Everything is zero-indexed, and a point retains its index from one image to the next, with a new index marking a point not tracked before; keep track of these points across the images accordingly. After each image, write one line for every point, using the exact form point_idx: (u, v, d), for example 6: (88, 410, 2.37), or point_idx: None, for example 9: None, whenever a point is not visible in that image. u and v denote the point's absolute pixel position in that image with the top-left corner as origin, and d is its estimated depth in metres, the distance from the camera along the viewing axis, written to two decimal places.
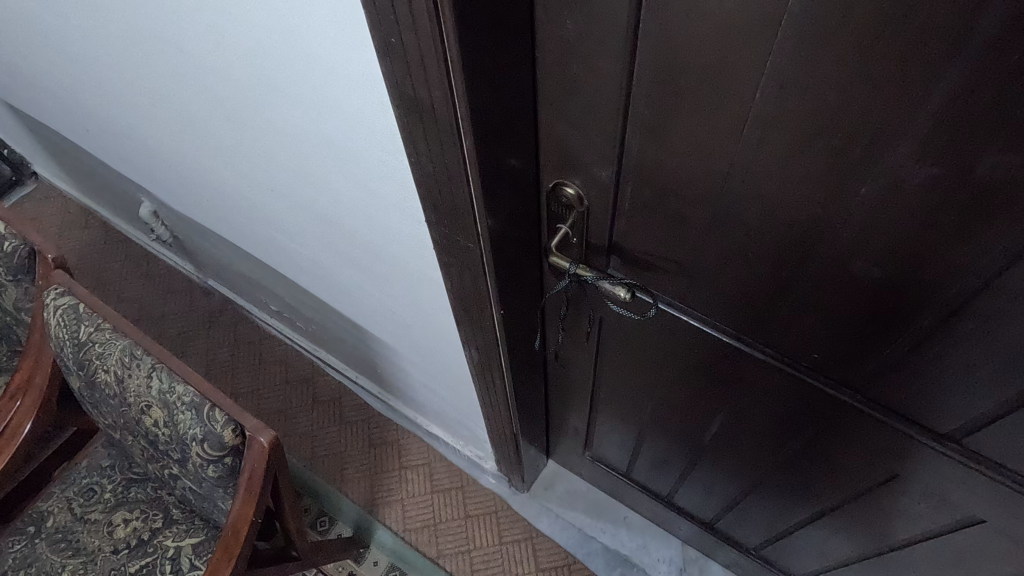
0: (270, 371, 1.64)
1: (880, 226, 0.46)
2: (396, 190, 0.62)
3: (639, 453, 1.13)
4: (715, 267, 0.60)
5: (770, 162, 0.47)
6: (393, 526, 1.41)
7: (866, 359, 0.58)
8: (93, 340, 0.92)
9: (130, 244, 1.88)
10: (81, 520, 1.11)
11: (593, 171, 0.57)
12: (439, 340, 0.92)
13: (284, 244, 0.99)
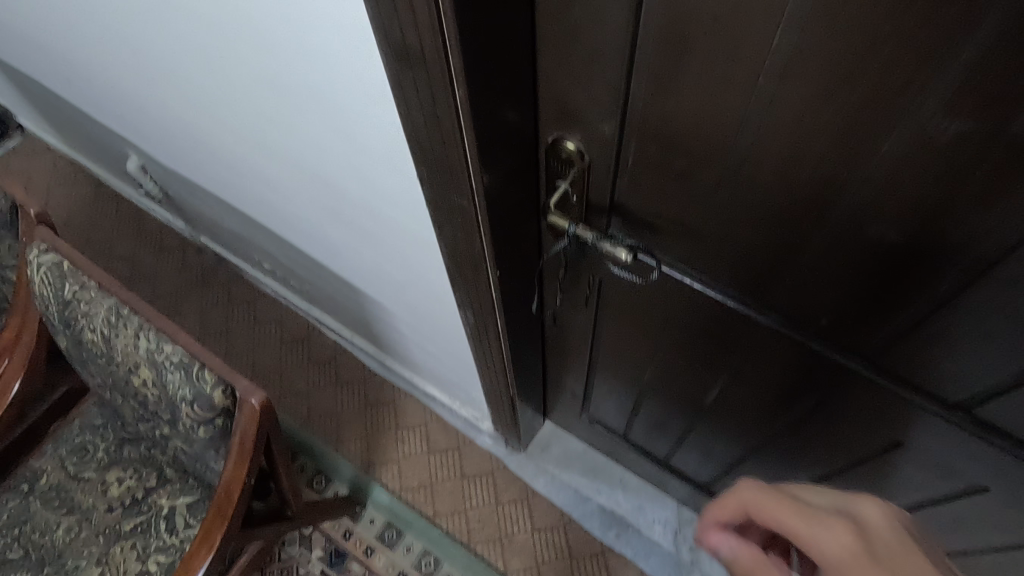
0: (265, 330, 1.62)
1: (899, 186, 0.43)
2: (386, 144, 0.59)
3: (636, 415, 1.12)
4: (722, 228, 0.57)
5: (784, 117, 0.44)
6: (389, 486, 1.42)
7: (877, 325, 0.56)
8: (78, 299, 0.90)
9: (120, 200, 1.84)
10: (75, 478, 1.11)
11: (594, 125, 0.53)
12: (433, 300, 0.90)
13: (273, 200, 0.96)
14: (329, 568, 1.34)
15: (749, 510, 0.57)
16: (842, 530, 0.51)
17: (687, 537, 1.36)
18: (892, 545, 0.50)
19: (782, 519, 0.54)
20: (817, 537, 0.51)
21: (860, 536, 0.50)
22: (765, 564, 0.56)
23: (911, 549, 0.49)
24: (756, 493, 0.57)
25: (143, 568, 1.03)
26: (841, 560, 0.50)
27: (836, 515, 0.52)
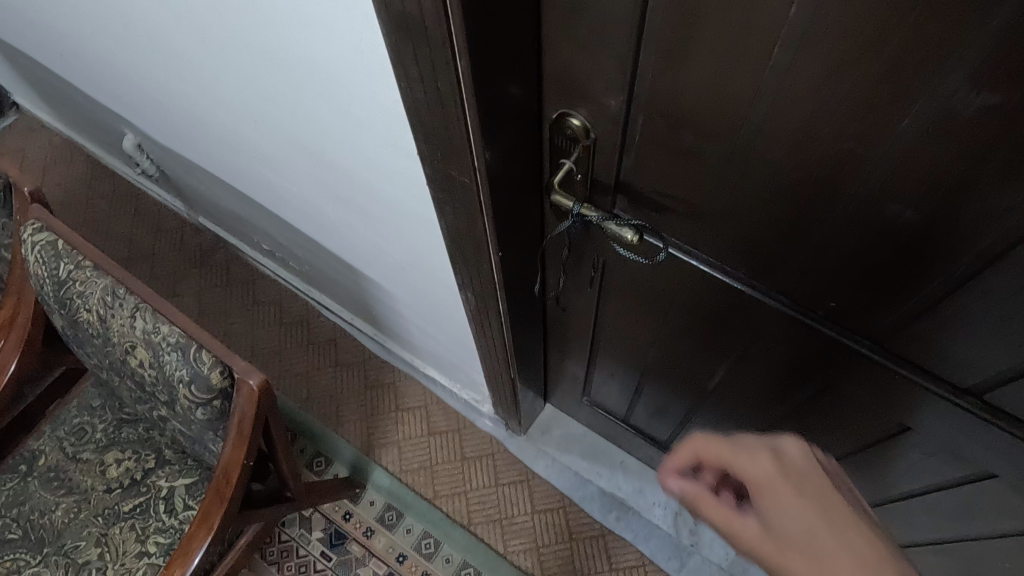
0: (264, 312, 1.61)
1: (918, 162, 0.42)
2: (385, 120, 0.57)
3: (637, 398, 1.11)
4: (730, 207, 0.56)
5: (801, 89, 0.42)
6: (388, 468, 1.41)
7: (888, 308, 0.54)
8: (73, 279, 0.88)
9: (117, 179, 1.82)
10: (73, 459, 1.10)
11: (600, 100, 0.52)
12: (433, 282, 0.89)
13: (270, 179, 0.94)
14: (330, 550, 1.34)
15: (702, 454, 0.66)
16: (768, 457, 0.61)
17: (686, 520, 1.35)
18: (806, 472, 0.59)
19: (722, 455, 0.63)
20: (749, 465, 0.61)
21: (782, 466, 0.60)
22: (715, 496, 0.64)
23: (820, 474, 0.59)
24: (706, 439, 0.65)
25: (143, 549, 1.02)
26: (766, 480, 0.60)
27: (764, 448, 0.62)
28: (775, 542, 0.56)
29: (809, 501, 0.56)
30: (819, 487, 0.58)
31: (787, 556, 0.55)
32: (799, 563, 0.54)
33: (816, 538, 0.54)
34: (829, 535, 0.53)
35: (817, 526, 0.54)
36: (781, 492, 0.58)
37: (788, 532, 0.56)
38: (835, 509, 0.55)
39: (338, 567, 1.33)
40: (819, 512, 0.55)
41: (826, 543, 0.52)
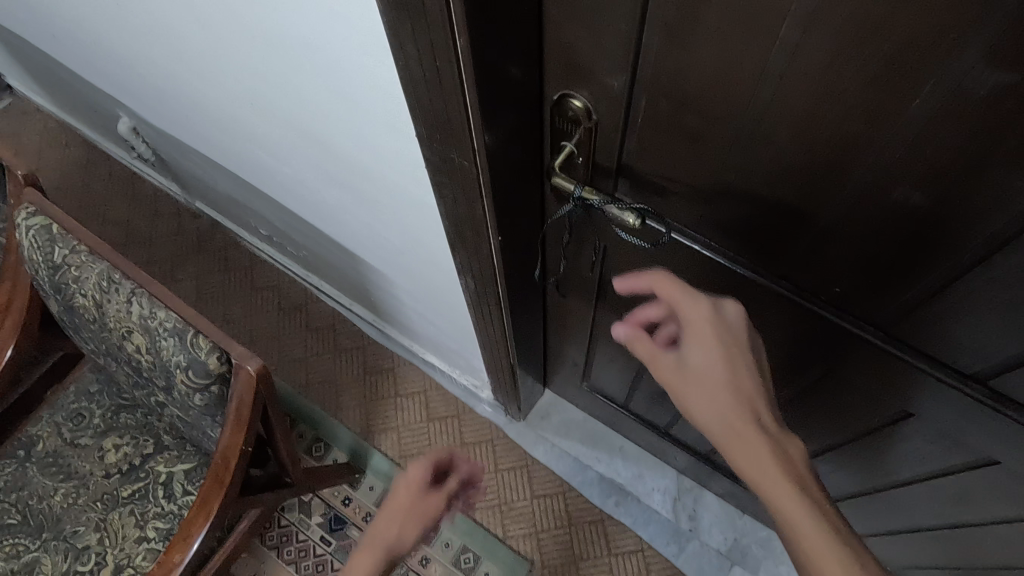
0: (263, 297, 1.60)
1: (929, 143, 0.41)
2: (384, 102, 0.56)
3: (637, 384, 1.11)
4: (734, 191, 0.55)
5: (809, 69, 0.41)
6: (388, 453, 1.41)
7: (894, 293, 0.54)
8: (68, 263, 0.88)
9: (114, 163, 1.80)
10: (71, 444, 1.10)
11: (603, 80, 0.50)
12: (432, 267, 0.88)
13: (267, 163, 0.93)
14: (329, 534, 1.35)
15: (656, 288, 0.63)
16: (708, 314, 0.61)
17: (685, 505, 1.36)
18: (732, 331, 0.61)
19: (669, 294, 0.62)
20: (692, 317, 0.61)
21: (721, 329, 0.60)
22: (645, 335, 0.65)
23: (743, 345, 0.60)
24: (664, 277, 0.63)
25: (142, 534, 1.03)
26: (696, 329, 0.61)
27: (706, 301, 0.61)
28: (683, 377, 0.61)
29: (726, 362, 0.59)
30: (743, 352, 0.60)
31: (687, 395, 0.61)
32: (696, 404, 0.60)
33: (716, 395, 0.58)
34: (727, 395, 0.58)
35: (725, 388, 0.58)
36: (709, 351, 0.59)
37: (696, 385, 0.60)
38: (747, 372, 0.59)
39: (337, 552, 1.33)
40: (728, 380, 0.58)
41: (724, 398, 0.58)
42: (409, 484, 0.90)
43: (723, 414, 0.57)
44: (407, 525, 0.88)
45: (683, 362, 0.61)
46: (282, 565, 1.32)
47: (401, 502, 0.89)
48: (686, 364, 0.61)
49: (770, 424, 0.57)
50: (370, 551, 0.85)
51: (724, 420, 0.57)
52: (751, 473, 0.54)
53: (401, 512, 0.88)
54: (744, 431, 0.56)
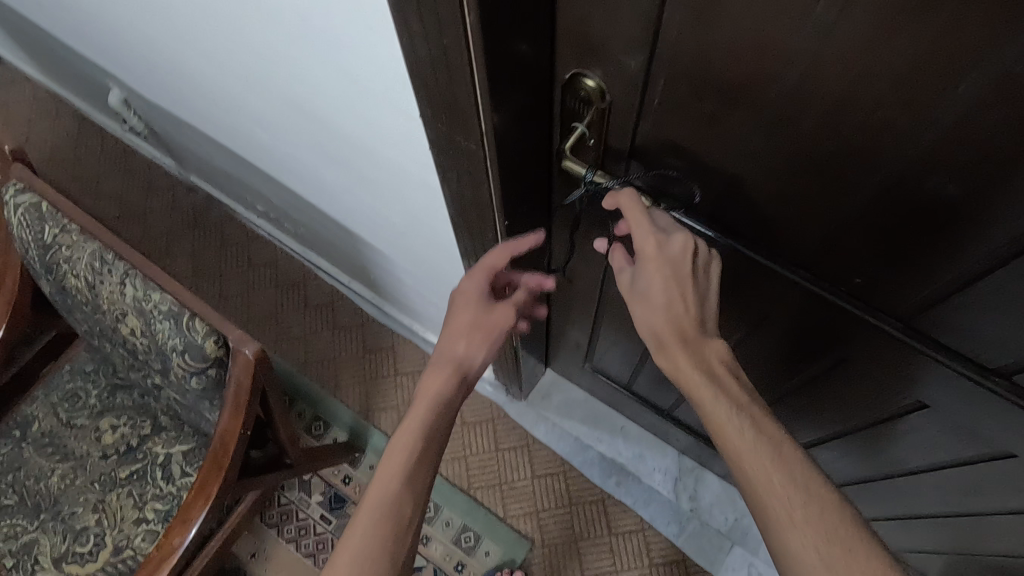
0: (260, 274, 1.58)
1: (971, 129, 0.38)
2: (386, 80, 0.53)
3: (642, 367, 1.09)
4: (754, 175, 0.52)
5: (843, 52, 0.38)
6: (388, 432, 1.40)
7: (918, 284, 0.51)
8: (59, 243, 0.85)
9: (105, 136, 1.76)
10: (67, 425, 1.08)
11: (619, 59, 0.48)
12: (434, 248, 0.86)
13: (264, 139, 0.90)
14: (329, 513, 1.34)
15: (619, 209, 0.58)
16: (656, 245, 0.56)
17: (687, 485, 1.36)
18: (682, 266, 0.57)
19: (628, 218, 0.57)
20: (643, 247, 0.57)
21: (669, 264, 0.56)
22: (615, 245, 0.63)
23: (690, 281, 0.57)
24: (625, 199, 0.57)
25: (141, 516, 1.02)
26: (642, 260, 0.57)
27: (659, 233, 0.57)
28: (634, 294, 0.61)
29: (671, 290, 0.57)
30: (688, 280, 0.57)
31: (634, 307, 0.61)
32: (639, 317, 0.61)
33: (654, 317, 0.59)
34: (660, 317, 0.58)
35: (661, 313, 0.58)
36: (654, 280, 0.57)
37: (641, 304, 0.60)
38: (685, 300, 0.58)
39: (338, 530, 1.33)
40: (664, 307, 0.58)
41: (659, 318, 0.58)
42: (466, 299, 0.73)
43: (662, 333, 0.58)
44: (475, 339, 0.74)
45: (636, 283, 0.61)
46: (282, 543, 1.32)
47: (464, 319, 0.74)
48: (636, 286, 0.61)
49: (694, 337, 0.58)
50: (441, 368, 0.74)
51: (660, 339, 0.59)
52: (670, 373, 0.58)
53: (466, 330, 0.74)
54: (668, 346, 0.58)
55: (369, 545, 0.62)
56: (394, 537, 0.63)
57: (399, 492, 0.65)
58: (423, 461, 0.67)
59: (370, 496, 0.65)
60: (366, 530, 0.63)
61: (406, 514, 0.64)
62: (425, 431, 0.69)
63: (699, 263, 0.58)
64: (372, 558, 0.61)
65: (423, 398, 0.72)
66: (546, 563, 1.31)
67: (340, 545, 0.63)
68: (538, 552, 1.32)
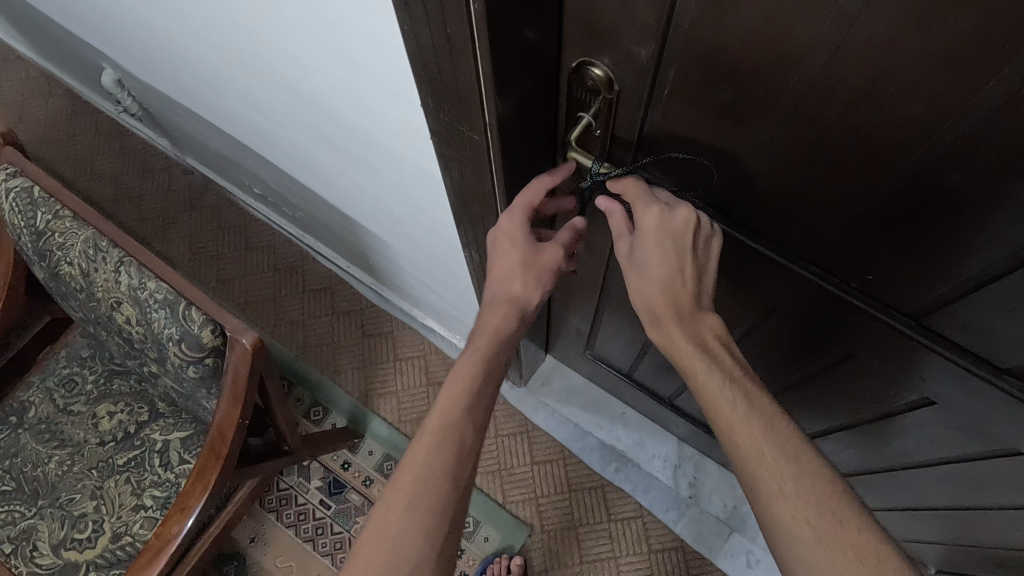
0: (257, 257, 1.56)
1: (1002, 125, 0.37)
2: (386, 67, 0.51)
3: (644, 355, 1.09)
4: (767, 167, 0.50)
5: (868, 43, 0.36)
6: (387, 417, 1.40)
7: (935, 282, 0.50)
8: (52, 229, 0.83)
9: (100, 115, 1.73)
10: (64, 411, 1.07)
11: (629, 48, 0.46)
12: (434, 236, 0.84)
13: (261, 124, 0.88)
14: (328, 498, 1.34)
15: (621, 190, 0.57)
16: (659, 220, 0.55)
17: (686, 472, 1.36)
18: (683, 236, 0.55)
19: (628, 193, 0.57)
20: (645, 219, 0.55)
21: (670, 234, 0.55)
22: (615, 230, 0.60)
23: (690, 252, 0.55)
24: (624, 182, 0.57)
25: (139, 503, 1.01)
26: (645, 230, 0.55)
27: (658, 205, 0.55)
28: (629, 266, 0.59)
29: (670, 265, 0.55)
30: (687, 254, 0.55)
31: (630, 281, 0.59)
32: (635, 290, 0.58)
33: (649, 290, 0.56)
34: (655, 291, 0.56)
35: (658, 285, 0.56)
36: (654, 251, 0.55)
37: (636, 278, 0.58)
38: (683, 273, 0.56)
39: (337, 516, 1.32)
40: (661, 280, 0.56)
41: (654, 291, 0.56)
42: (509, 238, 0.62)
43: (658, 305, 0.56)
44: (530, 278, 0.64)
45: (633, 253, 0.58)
46: (282, 528, 1.31)
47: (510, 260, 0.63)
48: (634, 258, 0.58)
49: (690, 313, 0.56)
50: (500, 304, 0.64)
51: (655, 312, 0.56)
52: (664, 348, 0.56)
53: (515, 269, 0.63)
54: (663, 319, 0.56)
55: (434, 465, 0.55)
56: (461, 460, 0.56)
57: (461, 412, 0.58)
58: (484, 385, 0.60)
59: (431, 415, 0.58)
60: (426, 456, 0.55)
61: (469, 437, 0.57)
62: (486, 353, 0.61)
63: (699, 238, 0.56)
64: (434, 480, 0.54)
65: (483, 330, 0.63)
66: (545, 548, 1.31)
67: (400, 463, 0.56)
68: (536, 538, 1.32)
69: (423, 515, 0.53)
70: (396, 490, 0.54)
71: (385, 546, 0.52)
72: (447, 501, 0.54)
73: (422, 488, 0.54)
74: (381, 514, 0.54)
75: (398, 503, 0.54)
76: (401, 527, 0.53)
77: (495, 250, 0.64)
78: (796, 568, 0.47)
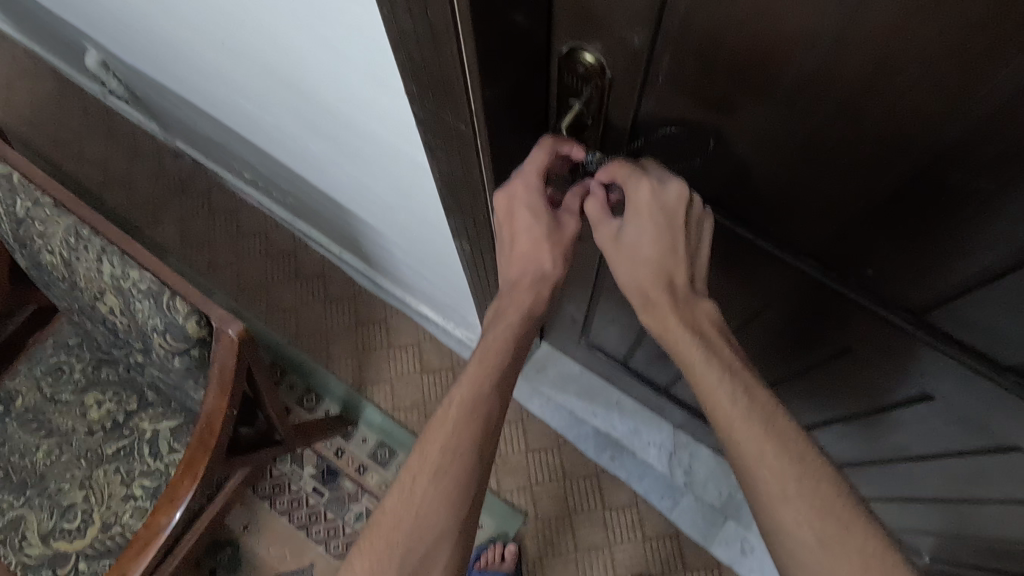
0: (249, 243, 1.54)
1: (1013, 117, 0.35)
2: (368, 53, 0.49)
3: (639, 344, 1.07)
4: (765, 157, 0.49)
5: (872, 32, 0.34)
6: (380, 405, 1.39)
7: (937, 277, 0.48)
8: (32, 217, 0.81)
9: (87, 98, 1.70)
10: (52, 400, 1.06)
11: (621, 34, 0.44)
12: (425, 225, 0.82)
13: (248, 110, 0.86)
14: (322, 486, 1.33)
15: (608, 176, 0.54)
16: (654, 198, 0.51)
17: (681, 460, 1.35)
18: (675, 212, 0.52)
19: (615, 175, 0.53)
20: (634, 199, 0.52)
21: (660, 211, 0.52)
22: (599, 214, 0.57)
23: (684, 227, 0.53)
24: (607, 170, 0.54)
25: (129, 492, 1.00)
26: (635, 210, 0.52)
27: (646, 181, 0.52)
28: (614, 246, 0.56)
29: (664, 248, 0.53)
30: (683, 236, 0.53)
31: (614, 262, 0.57)
32: (622, 272, 0.56)
33: (642, 273, 0.55)
34: (648, 273, 0.54)
35: (651, 267, 0.54)
36: (647, 233, 0.53)
37: (625, 260, 0.55)
38: (675, 252, 0.53)
39: (331, 503, 1.32)
40: (654, 262, 0.54)
41: (646, 273, 0.54)
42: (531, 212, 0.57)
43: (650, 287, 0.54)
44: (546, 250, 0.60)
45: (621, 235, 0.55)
46: (275, 514, 1.31)
47: (528, 235, 0.58)
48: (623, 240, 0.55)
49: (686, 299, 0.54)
50: (525, 287, 0.61)
51: (647, 295, 0.55)
52: (657, 332, 0.55)
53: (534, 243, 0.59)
54: (656, 302, 0.54)
55: (460, 441, 0.56)
56: (485, 438, 0.57)
57: (488, 391, 0.57)
58: (510, 363, 0.59)
59: (458, 390, 0.58)
60: (455, 430, 0.56)
61: (495, 413, 0.58)
62: (514, 329, 0.60)
63: (693, 214, 0.53)
64: (463, 453, 0.56)
65: (513, 306, 0.61)
66: (539, 535, 1.31)
67: (426, 433, 0.57)
68: (531, 525, 1.32)
69: (447, 489, 0.55)
70: (423, 462, 0.56)
71: (411, 513, 0.55)
72: (471, 477, 0.56)
73: (447, 464, 0.55)
74: (407, 483, 0.56)
75: (425, 476, 0.55)
76: (426, 499, 0.55)
77: (509, 231, 0.59)
78: (782, 564, 0.47)
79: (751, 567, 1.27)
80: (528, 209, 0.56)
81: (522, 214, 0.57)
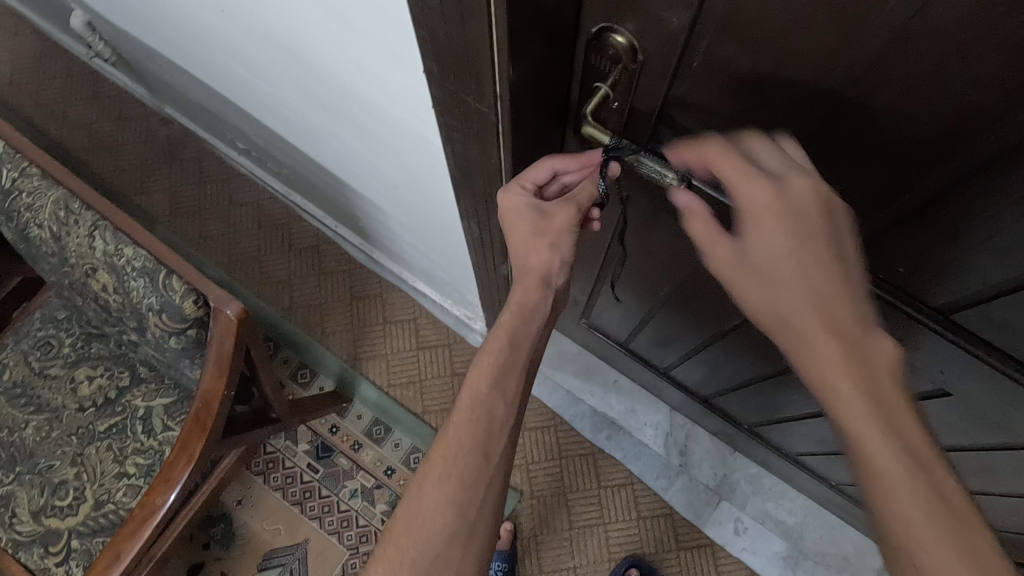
0: (241, 214, 1.50)
1: None
2: (383, 28, 0.46)
3: (643, 327, 1.06)
4: (800, 148, 0.47)
5: (943, 20, 0.32)
6: (376, 381, 1.37)
7: (972, 279, 0.47)
8: (20, 188, 0.78)
9: (71, 58, 1.63)
10: (41, 375, 1.04)
11: (657, 15, 0.41)
12: (430, 204, 0.80)
13: (245, 79, 0.82)
14: (316, 462, 1.32)
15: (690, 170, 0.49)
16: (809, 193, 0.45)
17: (676, 441, 1.35)
18: (807, 210, 0.45)
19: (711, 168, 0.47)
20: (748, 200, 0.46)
21: (788, 202, 0.45)
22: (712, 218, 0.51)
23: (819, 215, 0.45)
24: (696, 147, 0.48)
25: (123, 470, 0.99)
26: (759, 209, 0.46)
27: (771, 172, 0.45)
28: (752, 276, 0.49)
29: (851, 268, 0.47)
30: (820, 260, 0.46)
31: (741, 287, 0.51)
32: (761, 262, 0.48)
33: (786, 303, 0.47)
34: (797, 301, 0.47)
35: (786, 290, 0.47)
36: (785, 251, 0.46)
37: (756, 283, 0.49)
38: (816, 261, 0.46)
39: (326, 479, 1.31)
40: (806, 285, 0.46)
41: (813, 290, 0.46)
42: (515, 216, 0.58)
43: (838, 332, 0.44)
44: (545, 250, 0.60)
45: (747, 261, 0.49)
46: (269, 491, 1.30)
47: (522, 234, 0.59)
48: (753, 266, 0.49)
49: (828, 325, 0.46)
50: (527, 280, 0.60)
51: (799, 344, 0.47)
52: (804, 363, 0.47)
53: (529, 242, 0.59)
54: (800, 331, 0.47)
55: (463, 446, 0.55)
56: (489, 435, 0.56)
57: (489, 391, 0.56)
58: (512, 360, 0.58)
59: (463, 394, 0.57)
60: (459, 436, 0.55)
61: (499, 414, 0.56)
62: (509, 328, 0.59)
63: (831, 207, 0.46)
64: (467, 457, 0.55)
65: (509, 310, 0.60)
66: (535, 513, 1.31)
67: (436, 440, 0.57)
68: (527, 503, 1.32)
69: (453, 494, 0.54)
70: (428, 466, 0.56)
71: (418, 519, 0.54)
72: (477, 480, 0.55)
73: (452, 462, 0.55)
74: (414, 491, 0.55)
75: (430, 482, 0.55)
76: (433, 506, 0.54)
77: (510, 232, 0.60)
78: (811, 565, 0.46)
79: (743, 547, 1.28)
80: (512, 214, 0.58)
81: (513, 219, 0.59)
